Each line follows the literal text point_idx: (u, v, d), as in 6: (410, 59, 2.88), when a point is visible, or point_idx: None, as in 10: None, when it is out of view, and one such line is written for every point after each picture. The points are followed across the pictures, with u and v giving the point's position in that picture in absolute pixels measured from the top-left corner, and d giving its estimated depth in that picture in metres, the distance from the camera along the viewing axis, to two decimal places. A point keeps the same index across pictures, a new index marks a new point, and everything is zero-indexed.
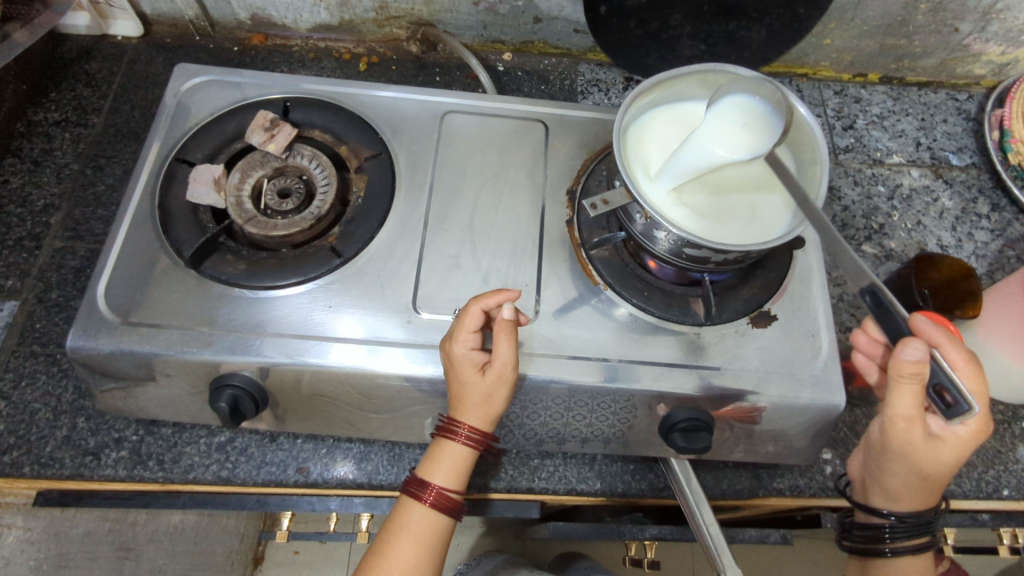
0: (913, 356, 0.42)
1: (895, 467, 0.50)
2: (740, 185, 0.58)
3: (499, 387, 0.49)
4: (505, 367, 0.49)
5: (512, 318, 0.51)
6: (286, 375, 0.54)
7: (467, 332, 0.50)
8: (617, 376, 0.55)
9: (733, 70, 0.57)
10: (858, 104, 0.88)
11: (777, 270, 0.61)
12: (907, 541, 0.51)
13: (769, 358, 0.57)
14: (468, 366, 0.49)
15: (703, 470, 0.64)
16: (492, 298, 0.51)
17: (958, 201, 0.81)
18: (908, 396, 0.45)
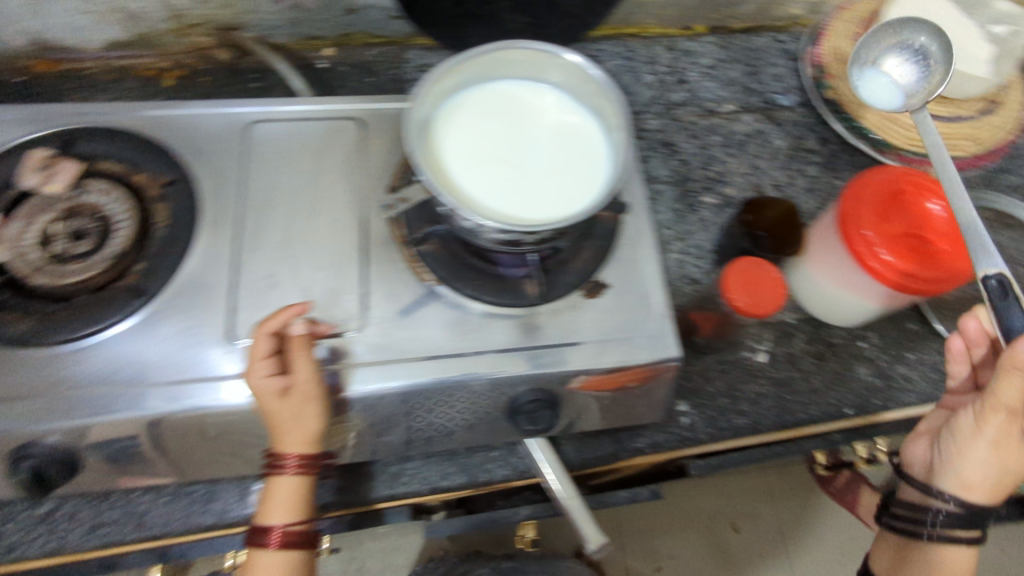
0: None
1: (983, 455, 0.56)
2: (554, 162, 0.57)
3: (306, 406, 0.50)
4: (305, 385, 0.50)
5: (305, 333, 0.51)
6: (182, 423, 0.51)
7: (259, 361, 0.50)
8: (548, 361, 0.57)
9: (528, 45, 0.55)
10: (689, 57, 0.87)
11: (605, 239, 0.62)
12: (948, 530, 0.57)
13: (604, 325, 0.59)
14: (268, 395, 0.49)
15: (565, 443, 0.65)
16: (278, 317, 0.51)
17: (789, 139, 0.84)
18: (1016, 386, 0.51)
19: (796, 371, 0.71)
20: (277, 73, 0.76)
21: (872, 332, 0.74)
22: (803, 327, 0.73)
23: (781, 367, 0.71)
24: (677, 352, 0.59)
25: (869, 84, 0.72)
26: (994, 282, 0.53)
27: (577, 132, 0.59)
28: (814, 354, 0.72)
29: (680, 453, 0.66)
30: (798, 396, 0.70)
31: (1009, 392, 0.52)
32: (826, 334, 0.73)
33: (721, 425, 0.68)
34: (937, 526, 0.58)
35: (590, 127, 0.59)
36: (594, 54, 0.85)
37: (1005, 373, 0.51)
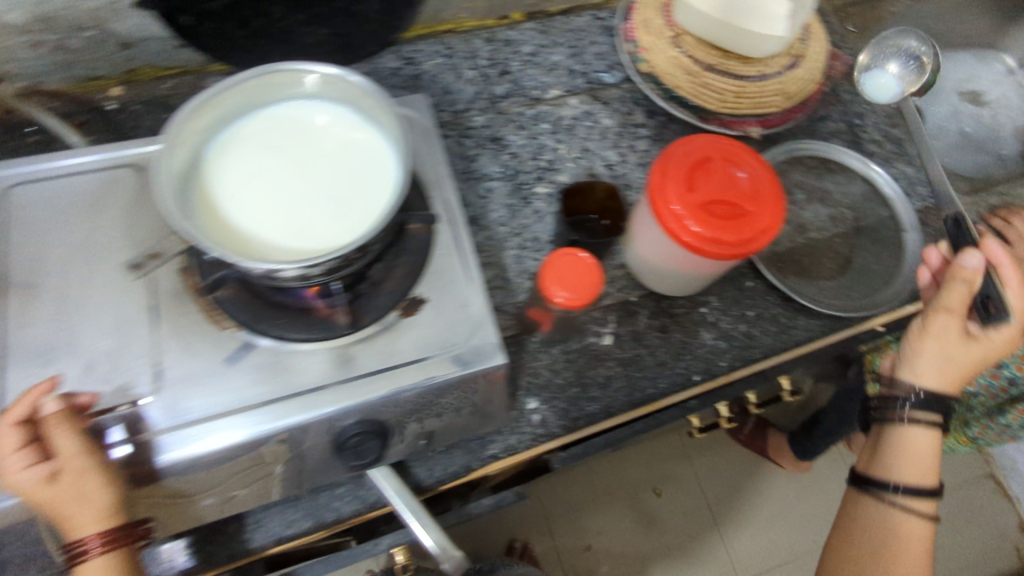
0: (972, 264, 0.64)
1: (929, 350, 0.68)
2: (339, 184, 0.54)
3: (78, 481, 0.50)
4: (71, 460, 0.51)
5: (61, 408, 0.51)
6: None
7: (13, 453, 0.50)
8: (470, 360, 0.58)
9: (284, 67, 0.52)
10: (509, 47, 0.86)
11: (418, 253, 0.60)
12: (919, 419, 0.70)
13: (423, 342, 0.58)
14: (36, 485, 0.50)
15: (416, 465, 0.65)
16: (26, 403, 0.51)
17: (617, 117, 0.84)
18: (958, 294, 0.66)
19: (642, 347, 0.72)
20: (50, 128, 0.71)
21: (712, 296, 0.76)
22: (646, 303, 0.74)
23: (627, 346, 0.72)
24: (499, 356, 0.58)
25: (874, 85, 0.88)
26: (954, 219, 0.72)
27: (362, 147, 0.55)
28: (658, 328, 0.73)
29: (534, 450, 0.67)
30: (646, 372, 0.71)
31: (954, 298, 0.66)
32: (668, 307, 0.74)
33: (573, 416, 0.68)
34: (908, 412, 0.70)
35: (377, 138, 0.56)
36: (411, 56, 0.83)
37: (950, 284, 0.66)
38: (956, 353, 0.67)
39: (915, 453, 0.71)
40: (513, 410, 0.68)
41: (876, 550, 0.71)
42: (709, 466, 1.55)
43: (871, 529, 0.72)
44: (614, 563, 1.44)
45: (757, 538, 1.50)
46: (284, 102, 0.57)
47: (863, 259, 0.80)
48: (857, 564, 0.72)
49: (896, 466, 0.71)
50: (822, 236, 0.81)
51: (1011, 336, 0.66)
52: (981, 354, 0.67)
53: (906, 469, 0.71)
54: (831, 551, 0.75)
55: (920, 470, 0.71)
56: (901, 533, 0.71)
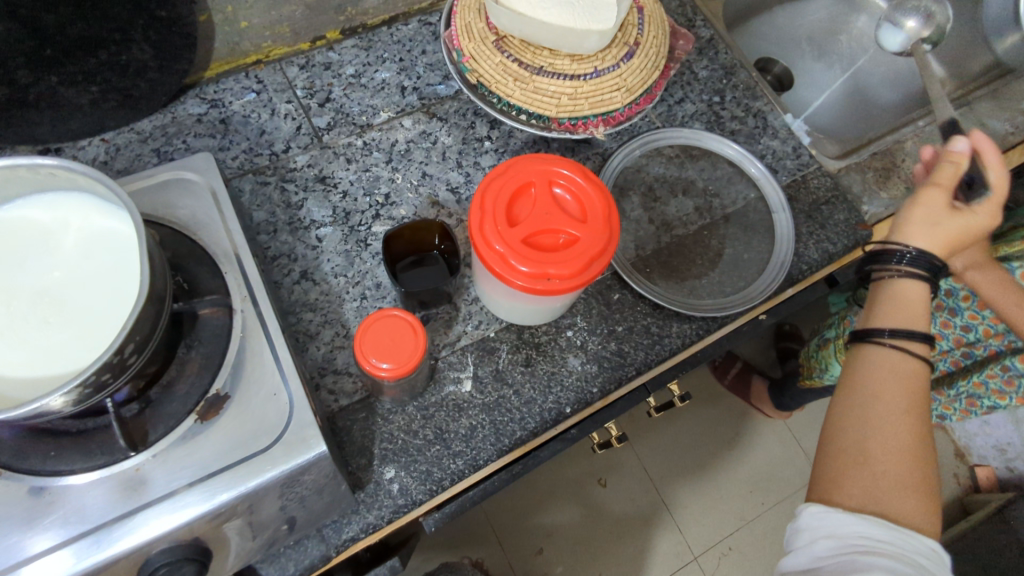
0: (962, 146, 0.66)
1: (921, 215, 0.66)
2: (80, 292, 0.47)
3: None
4: None
5: None
6: None
7: None
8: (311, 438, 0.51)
9: None
10: (329, 70, 0.79)
11: (215, 340, 0.54)
12: (911, 268, 0.66)
13: (227, 444, 0.51)
14: None
15: (268, 565, 0.59)
16: None
17: (456, 133, 0.77)
18: (949, 171, 0.67)
19: (508, 387, 0.65)
20: None
21: (578, 315, 0.69)
22: (507, 336, 0.68)
23: (489, 389, 0.65)
24: (317, 448, 0.51)
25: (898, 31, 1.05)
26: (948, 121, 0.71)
27: (105, 243, 0.49)
28: (522, 362, 0.66)
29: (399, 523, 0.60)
30: (513, 414, 0.64)
31: (947, 173, 0.67)
32: (531, 337, 0.68)
33: (437, 478, 0.61)
34: (903, 262, 0.66)
35: (121, 229, 0.49)
36: (217, 98, 0.75)
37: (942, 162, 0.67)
38: (947, 222, 0.66)
39: (910, 301, 0.66)
40: (367, 484, 0.60)
41: (878, 394, 0.62)
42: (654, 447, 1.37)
43: (869, 373, 0.64)
44: (569, 561, 1.26)
45: (721, 506, 1.34)
46: (10, 204, 0.49)
47: (734, 248, 0.76)
48: (856, 408, 0.62)
49: (895, 312, 0.65)
50: (689, 230, 0.77)
51: (990, 214, 0.68)
52: (972, 225, 0.66)
53: (907, 315, 0.65)
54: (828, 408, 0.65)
55: (919, 316, 0.65)
56: (901, 377, 0.63)
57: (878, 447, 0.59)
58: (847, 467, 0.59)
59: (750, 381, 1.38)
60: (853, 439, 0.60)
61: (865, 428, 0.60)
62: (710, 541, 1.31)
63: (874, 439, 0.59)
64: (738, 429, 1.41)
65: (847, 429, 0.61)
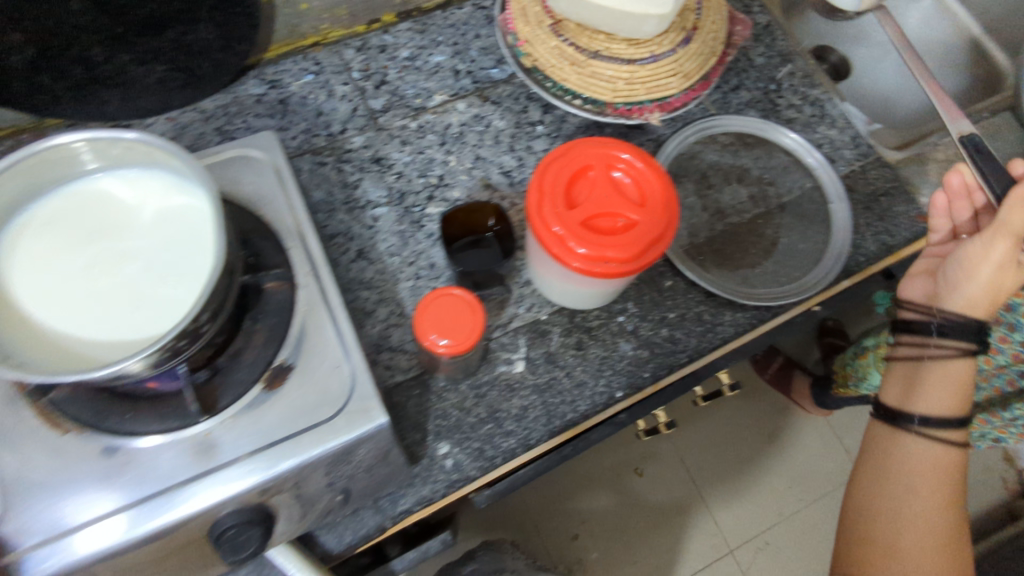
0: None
1: (984, 275, 0.65)
2: (156, 263, 0.49)
3: None
4: None
5: None
6: None
7: None
8: (371, 410, 0.52)
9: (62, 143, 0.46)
10: (384, 53, 0.79)
11: (279, 313, 0.55)
12: (953, 342, 0.68)
13: (291, 413, 0.52)
14: None
15: (323, 531, 0.59)
16: None
17: (509, 117, 0.78)
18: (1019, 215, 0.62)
19: (559, 369, 0.66)
20: None
21: (630, 301, 0.70)
22: (560, 319, 0.68)
23: (541, 370, 0.66)
24: (377, 420, 0.52)
25: None
26: (971, 140, 0.63)
27: (178, 215, 0.50)
28: (574, 345, 0.67)
29: (452, 498, 0.61)
30: (565, 396, 0.65)
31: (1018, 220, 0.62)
32: (583, 321, 0.68)
33: (489, 455, 0.62)
34: (935, 334, 0.69)
35: (192, 202, 0.51)
36: (276, 79, 0.76)
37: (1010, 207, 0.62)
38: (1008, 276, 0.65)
39: (949, 376, 0.68)
40: (422, 458, 0.61)
41: (913, 490, 0.67)
42: (692, 438, 1.36)
43: (902, 463, 0.69)
44: (604, 547, 1.27)
45: (756, 501, 1.33)
46: (88, 176, 0.51)
47: (790, 239, 0.75)
48: (887, 498, 0.68)
49: (931, 395, 0.68)
50: (743, 219, 0.76)
51: None
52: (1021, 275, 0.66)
53: (944, 394, 0.68)
54: (857, 488, 0.72)
55: (958, 396, 0.68)
56: (934, 463, 0.67)
57: (909, 547, 0.66)
58: (877, 559, 0.67)
59: (795, 380, 1.34)
60: (886, 537, 0.67)
61: (895, 523, 0.67)
62: (745, 536, 1.30)
63: (907, 537, 0.66)
64: (777, 425, 1.39)
65: (880, 519, 0.68)
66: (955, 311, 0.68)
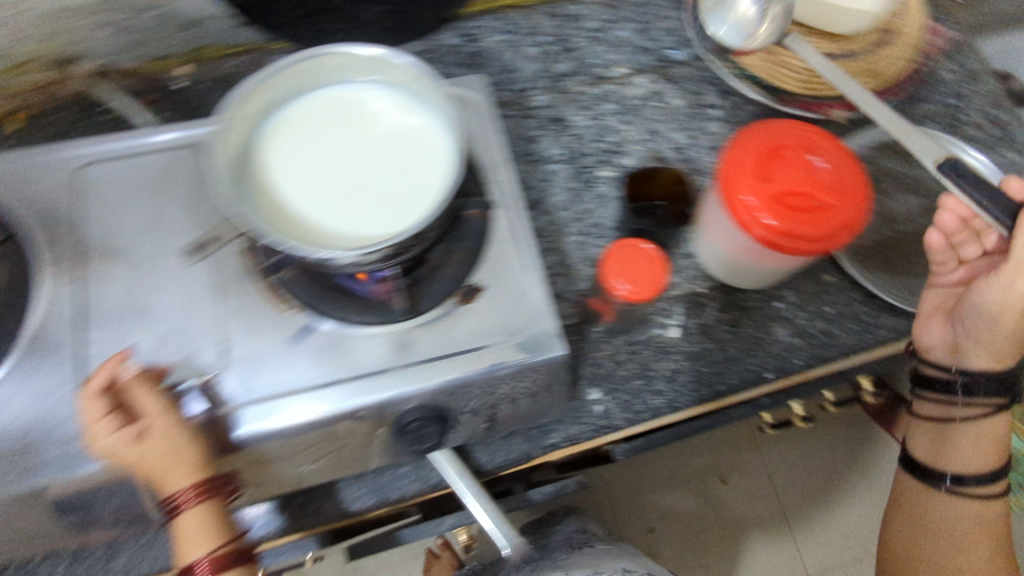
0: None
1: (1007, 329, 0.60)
2: (389, 169, 0.53)
3: (174, 438, 0.51)
4: (157, 417, 0.52)
5: (139, 373, 0.52)
6: (23, 497, 0.49)
7: (99, 422, 0.50)
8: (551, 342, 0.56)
9: (333, 50, 0.51)
10: (573, 22, 0.83)
11: (475, 239, 0.58)
12: (981, 403, 0.65)
13: (479, 329, 0.56)
14: (123, 447, 0.50)
15: (478, 450, 0.64)
16: (102, 370, 0.52)
17: (686, 97, 0.80)
18: None
19: (712, 341, 0.68)
20: (127, 101, 0.72)
21: (788, 290, 0.71)
22: (717, 295, 0.70)
23: (694, 339, 0.68)
24: (556, 352, 0.56)
25: None
26: (947, 163, 0.54)
27: (412, 130, 0.55)
28: (729, 321, 0.69)
29: (597, 441, 0.65)
30: (715, 368, 0.67)
31: None
32: (739, 300, 0.70)
33: (637, 409, 0.65)
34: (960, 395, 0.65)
35: (426, 121, 0.55)
36: (471, 33, 0.81)
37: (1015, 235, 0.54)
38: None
39: (991, 434, 0.65)
40: (575, 400, 0.65)
41: (957, 545, 0.67)
42: (786, 454, 1.34)
43: (938, 518, 0.68)
44: (678, 547, 1.29)
45: (841, 530, 1.30)
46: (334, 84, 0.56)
47: None
48: (922, 561, 0.69)
49: (965, 455, 0.66)
50: (912, 229, 0.75)
51: None
52: None
53: (978, 454, 0.65)
54: (891, 539, 0.73)
55: (990, 454, 0.65)
56: (969, 521, 0.67)
57: None
58: None
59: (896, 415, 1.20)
60: None
61: None
62: (826, 566, 1.28)
63: None
64: (879, 458, 1.34)
65: None
66: (969, 369, 0.64)
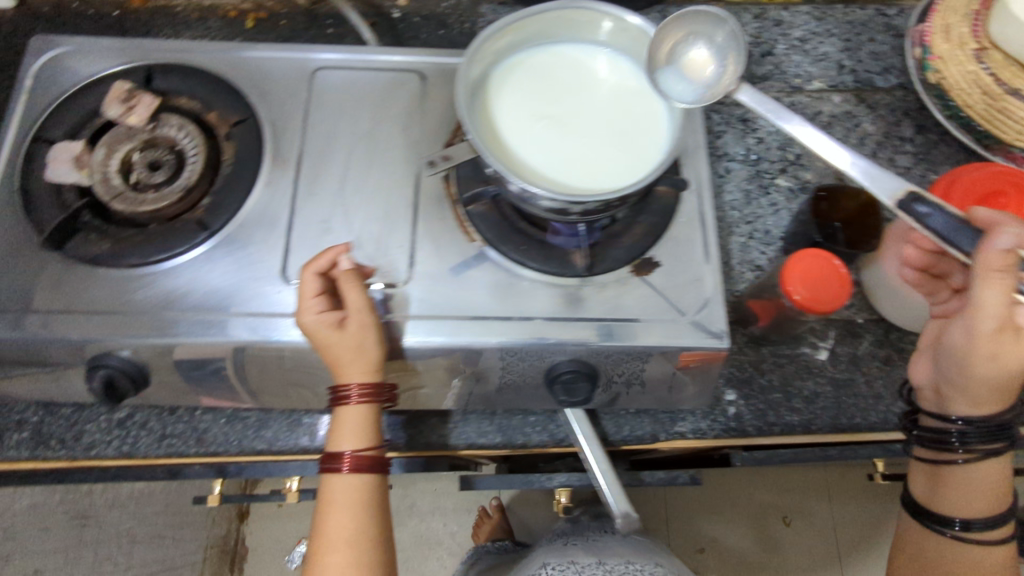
0: (1005, 246, 0.45)
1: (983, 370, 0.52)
2: (605, 129, 0.55)
3: (364, 335, 0.52)
4: (362, 313, 0.53)
5: (353, 268, 0.54)
6: (217, 352, 0.54)
7: (310, 298, 0.53)
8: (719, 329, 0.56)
9: (588, 6, 0.53)
10: (779, 28, 0.82)
11: (659, 215, 0.60)
12: (978, 447, 0.55)
13: (650, 303, 0.57)
14: (324, 328, 0.52)
15: (605, 417, 0.66)
16: (324, 257, 0.53)
17: (881, 124, 0.77)
18: (998, 287, 0.46)
19: (859, 374, 0.67)
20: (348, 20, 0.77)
21: None
22: (873, 330, 0.69)
23: (842, 367, 0.67)
24: (722, 342, 0.55)
25: None
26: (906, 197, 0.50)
27: (634, 98, 0.56)
28: (882, 358, 0.67)
29: (722, 442, 0.65)
30: (859, 401, 0.65)
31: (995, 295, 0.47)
32: (896, 340, 0.68)
33: (770, 421, 0.65)
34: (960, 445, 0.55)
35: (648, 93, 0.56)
36: None
37: (986, 278, 0.46)
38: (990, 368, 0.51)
39: (985, 483, 0.56)
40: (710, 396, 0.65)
41: None
42: (855, 516, 1.30)
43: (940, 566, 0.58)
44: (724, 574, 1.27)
45: None
46: (570, 41, 0.58)
47: None
48: None
49: (961, 501, 0.57)
50: None
51: None
52: None
53: (978, 507, 0.56)
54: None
55: (989, 500, 0.56)
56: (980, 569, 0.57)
57: None
58: None
59: None
60: None
61: None
62: None
63: None
64: None
65: None
66: (963, 415, 0.55)
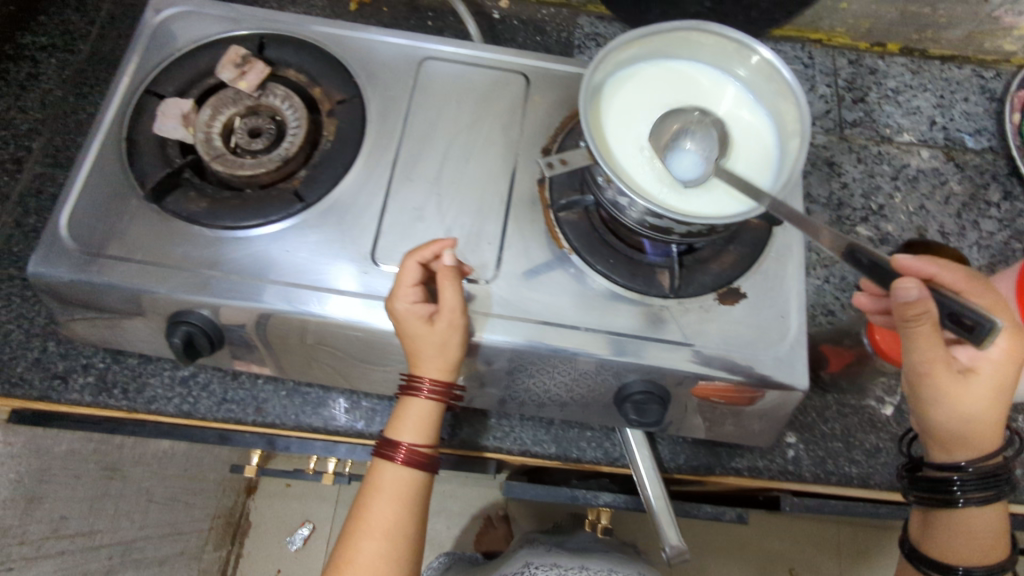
0: (912, 297, 0.42)
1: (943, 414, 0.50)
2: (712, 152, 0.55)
3: (452, 334, 0.52)
4: (454, 313, 0.52)
5: (455, 266, 0.53)
6: (297, 324, 0.54)
7: (408, 287, 0.52)
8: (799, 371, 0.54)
9: (716, 29, 0.53)
10: (873, 76, 0.82)
11: (749, 245, 0.59)
12: (975, 493, 0.51)
13: (732, 335, 0.56)
14: (416, 317, 0.52)
15: (661, 443, 0.65)
16: (430, 249, 0.53)
17: (967, 185, 0.76)
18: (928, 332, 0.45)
19: None
20: (450, 15, 0.78)
21: None
22: None
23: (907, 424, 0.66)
24: (801, 386, 0.54)
25: None
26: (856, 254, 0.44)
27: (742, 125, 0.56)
28: None
29: (778, 485, 0.63)
30: None
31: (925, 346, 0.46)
32: None
33: (829, 470, 0.63)
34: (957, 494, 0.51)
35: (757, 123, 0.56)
36: None
37: (909, 327, 0.45)
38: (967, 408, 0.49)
39: (973, 530, 0.52)
40: None
41: None
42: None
43: None
44: None
45: None
46: (684, 59, 0.58)
47: None
48: None
49: (953, 545, 0.53)
50: None
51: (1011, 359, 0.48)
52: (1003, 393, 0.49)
53: (972, 553, 0.52)
54: None
55: (983, 550, 0.52)
56: None
57: None
58: None
59: None
60: None
61: None
62: None
63: None
64: None
65: None
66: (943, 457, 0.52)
